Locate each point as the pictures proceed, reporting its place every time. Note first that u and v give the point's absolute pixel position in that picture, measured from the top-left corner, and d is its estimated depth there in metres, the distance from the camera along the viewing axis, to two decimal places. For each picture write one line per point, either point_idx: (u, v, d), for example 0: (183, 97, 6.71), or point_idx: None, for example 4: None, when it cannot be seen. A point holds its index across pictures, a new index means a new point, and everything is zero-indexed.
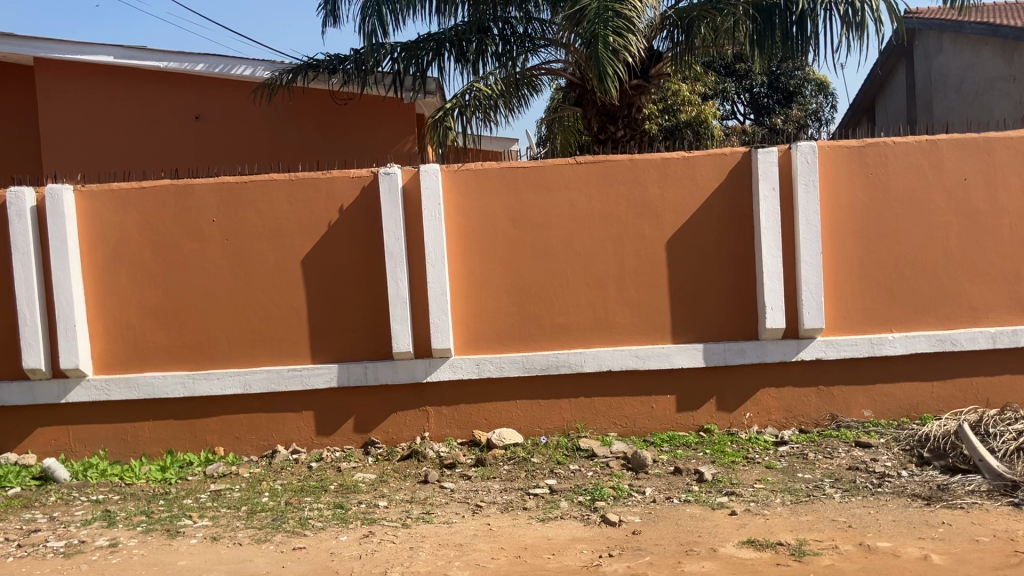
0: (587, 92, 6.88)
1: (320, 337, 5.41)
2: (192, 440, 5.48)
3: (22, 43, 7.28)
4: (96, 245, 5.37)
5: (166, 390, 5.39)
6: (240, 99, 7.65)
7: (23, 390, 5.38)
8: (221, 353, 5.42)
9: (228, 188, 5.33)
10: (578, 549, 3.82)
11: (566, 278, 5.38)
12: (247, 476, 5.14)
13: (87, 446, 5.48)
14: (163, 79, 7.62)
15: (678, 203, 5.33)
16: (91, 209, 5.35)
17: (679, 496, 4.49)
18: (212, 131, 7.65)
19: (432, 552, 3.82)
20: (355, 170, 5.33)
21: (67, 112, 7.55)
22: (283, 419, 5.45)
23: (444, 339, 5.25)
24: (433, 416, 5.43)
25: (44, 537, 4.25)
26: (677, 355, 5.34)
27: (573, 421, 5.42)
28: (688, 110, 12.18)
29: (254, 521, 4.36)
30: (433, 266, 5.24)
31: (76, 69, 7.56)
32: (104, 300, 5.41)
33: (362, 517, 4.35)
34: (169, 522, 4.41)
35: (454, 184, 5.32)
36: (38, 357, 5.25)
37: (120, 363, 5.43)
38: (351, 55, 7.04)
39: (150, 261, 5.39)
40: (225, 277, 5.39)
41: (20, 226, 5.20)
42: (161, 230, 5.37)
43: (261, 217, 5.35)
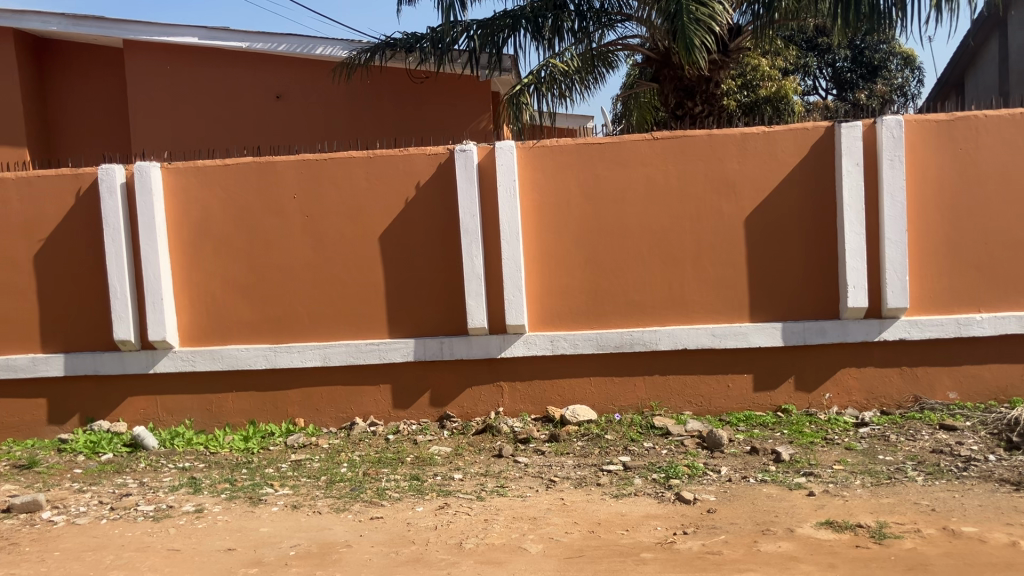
0: (666, 67, 6.78)
1: (397, 312, 5.48)
2: (274, 412, 5.61)
3: (111, 25, 7.62)
4: (183, 220, 5.53)
5: (248, 362, 5.54)
6: (320, 78, 7.75)
7: (114, 360, 5.59)
8: (302, 327, 5.54)
9: (309, 166, 5.43)
10: (652, 526, 3.81)
11: (642, 253, 5.34)
12: (327, 447, 5.25)
13: (174, 415, 5.66)
14: (245, 59, 7.77)
15: (758, 179, 5.24)
16: (178, 185, 5.51)
17: (756, 476, 4.44)
18: (292, 111, 7.78)
19: (506, 524, 3.86)
20: (432, 146, 5.35)
21: (154, 92, 7.80)
22: (361, 392, 5.54)
23: (518, 316, 5.26)
24: (508, 391, 5.46)
25: (135, 501, 4.42)
26: (754, 334, 5.27)
27: (647, 399, 5.39)
28: (768, 85, 11.91)
29: (334, 490, 4.47)
30: (508, 243, 5.25)
31: (163, 50, 7.80)
32: (190, 275, 5.57)
33: (438, 489, 4.42)
34: (252, 490, 4.54)
35: (529, 160, 5.32)
36: (128, 329, 5.45)
37: (205, 335, 5.60)
38: (427, 33, 7.00)
39: (234, 236, 5.52)
40: (306, 252, 5.50)
41: (111, 201, 5.39)
42: (244, 207, 5.50)
43: (341, 193, 5.43)
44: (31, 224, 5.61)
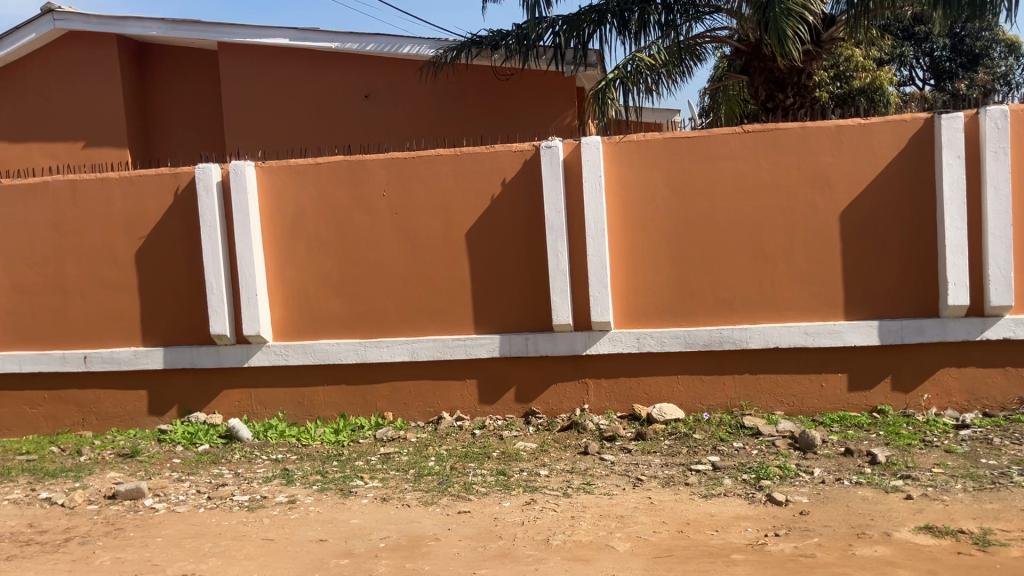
0: (755, 59, 6.65)
1: (483, 308, 5.51)
2: (363, 405, 5.71)
3: (207, 28, 7.85)
4: (276, 217, 5.66)
5: (339, 356, 5.65)
6: (407, 76, 7.83)
7: (211, 353, 5.77)
8: (390, 322, 5.62)
9: (397, 164, 5.49)
10: (742, 526, 3.74)
11: (731, 249, 5.25)
12: (415, 441, 5.31)
13: (268, 407, 5.81)
14: (334, 59, 7.91)
15: (852, 173, 5.09)
16: (272, 183, 5.64)
17: (850, 478, 4.32)
18: (380, 110, 7.90)
19: (593, 522, 3.84)
20: (518, 143, 5.35)
21: (247, 93, 8.03)
22: (448, 388, 5.59)
23: (604, 313, 5.23)
24: (594, 389, 5.44)
25: (231, 491, 4.55)
26: (849, 332, 5.13)
27: (737, 398, 5.30)
28: (862, 75, 11.57)
29: (422, 484, 4.52)
30: (594, 239, 5.22)
31: (256, 52, 8.00)
32: (283, 271, 5.70)
33: (524, 484, 4.43)
34: (342, 482, 4.63)
35: (616, 155, 5.28)
36: (224, 323, 5.62)
37: (297, 330, 5.72)
38: (513, 30, 7.05)
39: (324, 233, 5.63)
40: (394, 249, 5.57)
41: (207, 200, 5.56)
42: (335, 204, 5.60)
43: (429, 190, 5.48)
44: (133, 222, 5.82)
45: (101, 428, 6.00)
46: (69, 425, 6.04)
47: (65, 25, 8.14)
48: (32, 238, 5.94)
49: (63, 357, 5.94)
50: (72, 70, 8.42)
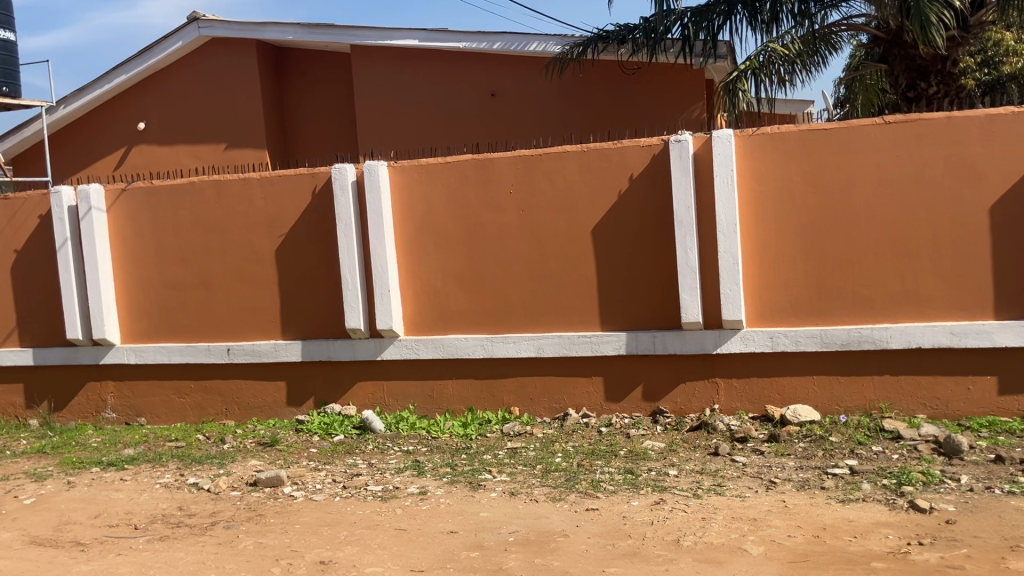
0: (896, 46, 6.36)
1: (610, 304, 5.48)
2: (491, 400, 5.76)
3: (341, 32, 8.09)
4: (407, 215, 5.79)
5: (467, 351, 5.73)
6: (533, 73, 7.86)
7: (345, 347, 5.95)
8: (518, 318, 5.66)
9: (524, 160, 5.52)
10: (883, 534, 3.59)
11: (871, 246, 5.04)
12: (542, 436, 5.34)
13: (399, 400, 5.94)
14: (463, 58, 8.02)
15: (1005, 164, 4.80)
16: (403, 181, 5.77)
17: (1001, 487, 4.09)
18: (507, 107, 7.96)
19: (725, 524, 3.77)
20: (646, 138, 5.29)
21: (379, 93, 8.23)
22: (575, 384, 5.58)
23: (735, 310, 5.12)
24: (724, 388, 5.33)
25: (365, 481, 4.69)
26: (1000, 332, 4.85)
27: (876, 400, 5.09)
28: (1013, 60, 10.93)
29: (550, 479, 4.53)
30: (725, 235, 5.12)
31: (387, 53, 8.19)
32: (414, 267, 5.83)
33: (653, 484, 4.38)
34: (471, 475, 4.69)
35: (749, 149, 5.15)
36: (357, 317, 5.80)
37: (427, 325, 5.84)
38: (641, 24, 6.96)
39: (454, 230, 5.72)
40: (522, 245, 5.60)
41: (342, 198, 5.74)
42: (464, 202, 5.68)
43: (556, 186, 5.48)
44: (272, 220, 6.06)
45: (243, 417, 6.28)
46: (214, 414, 6.35)
47: (210, 33, 8.56)
48: (180, 235, 6.27)
49: (209, 349, 6.26)
50: (216, 76, 8.85)
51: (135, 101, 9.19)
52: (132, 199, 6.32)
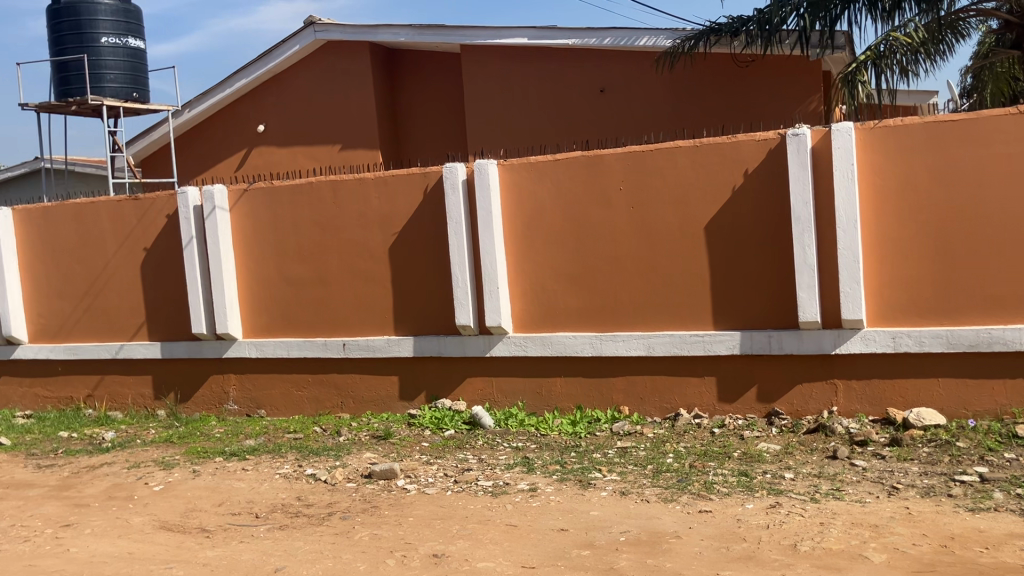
0: None
1: (723, 303, 5.37)
2: (600, 399, 5.73)
3: (452, 32, 8.19)
4: (517, 212, 5.81)
5: (577, 349, 5.71)
6: (644, 69, 7.78)
7: (456, 343, 6.02)
8: (628, 317, 5.61)
9: (635, 157, 5.46)
10: (1018, 546, 3.41)
11: (1003, 242, 4.78)
12: (652, 436, 5.28)
13: (508, 397, 5.97)
14: (572, 55, 8.00)
15: None
16: (513, 179, 5.79)
17: None
18: (616, 104, 7.90)
19: (845, 530, 3.64)
20: (761, 132, 5.16)
21: (489, 92, 8.30)
22: (686, 383, 5.50)
23: (854, 310, 4.95)
24: (843, 390, 5.15)
25: (476, 476, 4.73)
26: None
27: (1008, 405, 4.83)
28: None
29: (661, 480, 4.47)
30: (844, 232, 4.95)
31: (497, 52, 8.24)
32: (523, 265, 5.85)
33: (768, 487, 4.27)
34: (581, 474, 4.68)
35: (870, 142, 4.96)
36: (468, 314, 5.87)
37: (537, 323, 5.85)
38: (755, 15, 6.80)
39: (563, 228, 5.71)
40: (632, 243, 5.55)
41: (454, 196, 5.81)
42: (574, 199, 5.66)
43: (668, 183, 5.40)
44: (385, 218, 6.18)
45: (357, 411, 6.43)
46: (329, 407, 6.52)
47: (325, 36, 8.79)
48: (298, 234, 6.46)
49: (325, 344, 6.43)
50: (332, 78, 9.08)
51: (255, 104, 9.53)
52: (254, 199, 6.55)
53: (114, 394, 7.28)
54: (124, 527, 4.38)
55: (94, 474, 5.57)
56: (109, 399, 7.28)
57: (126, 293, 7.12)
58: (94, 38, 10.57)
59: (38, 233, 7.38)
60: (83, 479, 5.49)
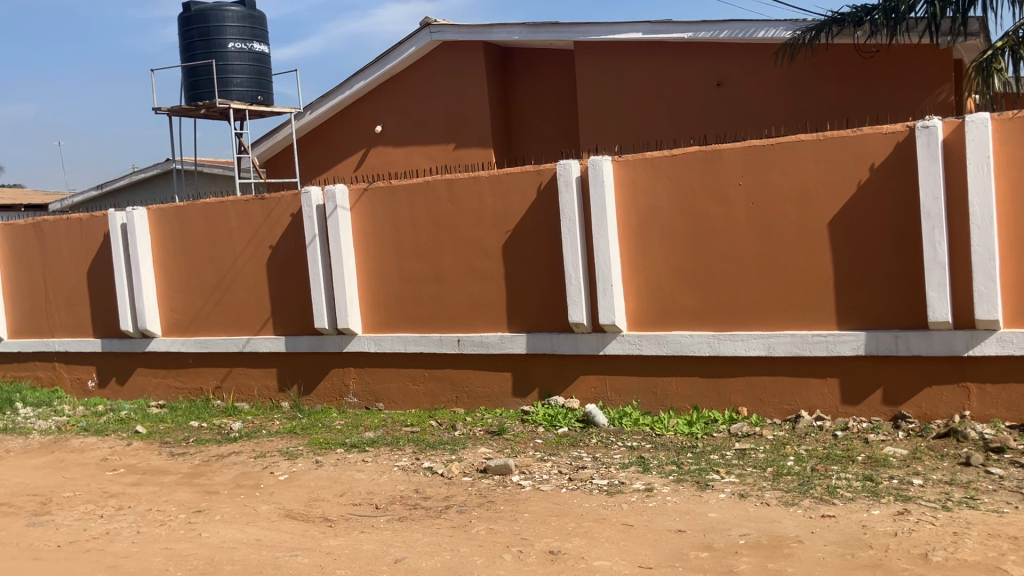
0: None
1: (847, 302, 5.20)
2: (717, 399, 5.63)
3: (566, 29, 8.18)
4: (633, 210, 5.76)
5: (693, 348, 5.63)
6: (762, 61, 7.60)
7: (570, 341, 6.01)
8: (746, 316, 5.49)
9: (754, 152, 5.34)
10: None
11: None
12: (772, 438, 5.15)
13: (622, 396, 5.92)
14: (688, 49, 7.88)
15: None
16: (628, 176, 5.75)
17: None
18: (733, 98, 7.74)
19: (981, 541, 3.47)
20: (889, 125, 4.96)
21: (603, 89, 8.26)
22: (807, 385, 5.34)
23: (990, 310, 4.71)
24: (976, 394, 4.90)
25: (591, 474, 4.72)
26: None
27: None
28: None
29: (781, 483, 4.36)
30: (979, 228, 4.71)
31: (611, 48, 8.19)
32: (638, 263, 5.80)
33: (896, 493, 4.11)
34: (698, 475, 4.60)
35: (1008, 134, 4.70)
36: (582, 312, 5.86)
37: (652, 321, 5.80)
38: (879, 3, 6.52)
39: (679, 225, 5.64)
40: (751, 240, 5.43)
41: (568, 194, 5.81)
42: (690, 196, 5.58)
43: (789, 179, 5.26)
44: (500, 216, 6.23)
45: (472, 407, 6.50)
46: (445, 402, 6.61)
47: (441, 37, 8.92)
48: (415, 232, 6.59)
49: (440, 340, 6.53)
50: (447, 78, 9.20)
51: (373, 105, 9.75)
52: (372, 197, 6.71)
53: (240, 386, 7.57)
54: (252, 514, 4.56)
55: (223, 463, 5.81)
56: (236, 391, 7.58)
57: (252, 290, 7.40)
58: (222, 44, 11.02)
59: (172, 232, 7.74)
60: (213, 467, 5.74)
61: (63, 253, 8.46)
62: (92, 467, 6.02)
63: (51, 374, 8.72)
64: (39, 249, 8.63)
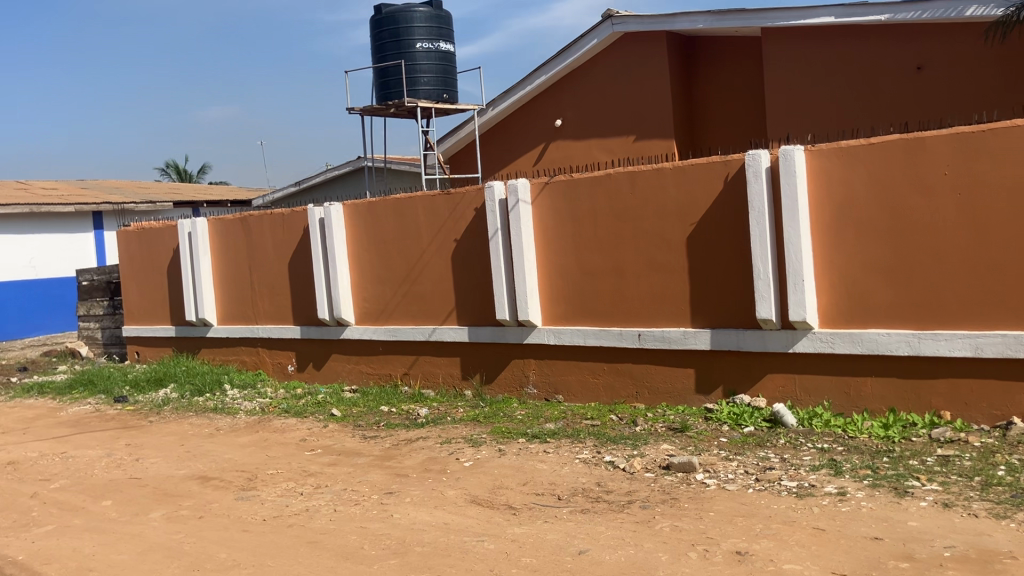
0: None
1: None
2: (917, 402, 5.30)
3: (752, 16, 7.92)
4: (826, 201, 5.53)
5: (891, 347, 5.33)
6: (970, 41, 7.09)
7: (757, 338, 5.84)
8: (951, 314, 5.14)
9: (963, 139, 4.99)
10: None
11: None
12: (979, 445, 4.80)
13: (813, 396, 5.69)
14: (885, 32, 7.45)
15: None
16: (822, 166, 5.51)
17: None
18: (937, 82, 7.28)
19: None
20: None
21: (792, 76, 7.95)
22: (1021, 390, 4.94)
23: None
24: None
25: (779, 475, 4.57)
26: None
27: None
28: None
29: (991, 494, 4.06)
30: None
31: (801, 33, 7.87)
32: (832, 256, 5.55)
33: None
34: (896, 481, 4.36)
35: None
36: (769, 308, 5.67)
37: (846, 318, 5.53)
38: None
39: (877, 217, 5.35)
40: (958, 232, 5.08)
41: (756, 185, 5.63)
42: (890, 186, 5.29)
43: (1002, 166, 4.88)
44: (684, 209, 6.12)
45: (653, 402, 6.44)
46: (625, 396, 6.58)
47: (623, 28, 8.85)
48: (598, 225, 6.59)
49: (622, 334, 6.51)
50: (628, 70, 9.13)
51: (555, 99, 9.82)
52: (556, 191, 6.77)
53: (426, 373, 7.83)
54: (440, 498, 4.71)
55: (412, 447, 6.04)
56: (422, 378, 7.84)
57: (439, 281, 7.63)
58: (410, 44, 11.42)
59: (365, 225, 8.11)
60: (402, 451, 5.98)
61: (267, 245, 9.03)
62: (293, 447, 6.41)
63: (255, 358, 9.33)
64: (246, 241, 9.25)
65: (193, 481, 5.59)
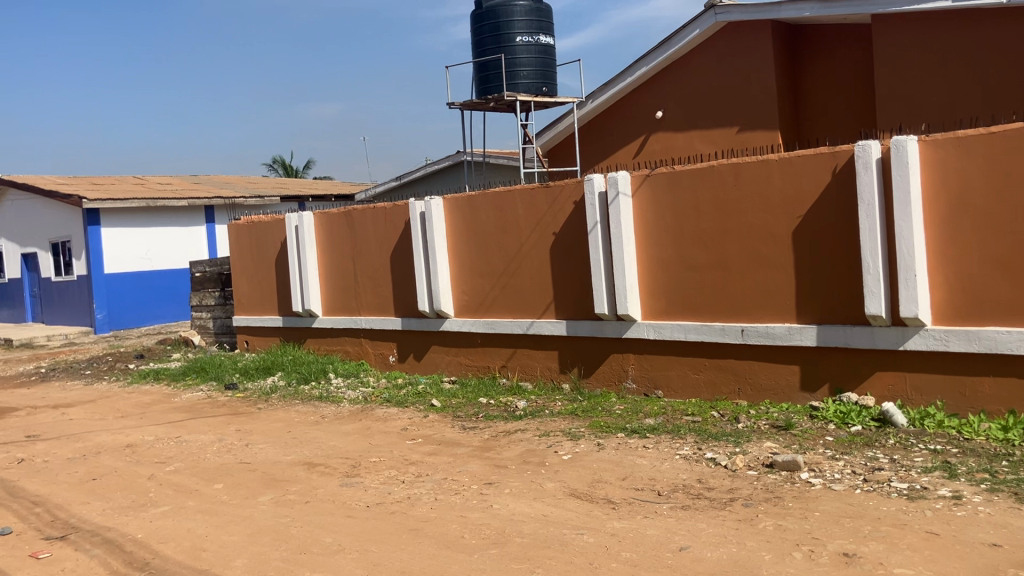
0: None
1: None
2: None
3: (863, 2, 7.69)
4: (941, 193, 5.31)
5: (1010, 346, 5.08)
6: None
7: (866, 334, 5.66)
8: None
9: None
10: None
11: None
12: None
13: (925, 395, 5.48)
14: (1007, 15, 7.07)
15: None
16: (936, 156, 5.30)
17: None
18: None
19: None
20: None
21: (905, 63, 7.65)
22: None
23: None
24: None
25: (889, 476, 4.42)
26: None
27: None
28: None
29: None
30: None
31: (915, 18, 7.58)
32: (946, 249, 5.33)
33: None
34: (1016, 486, 4.16)
35: None
36: (879, 304, 5.47)
37: (961, 314, 5.30)
38: None
39: (997, 208, 5.12)
40: None
41: (866, 176, 5.45)
42: (1010, 176, 5.04)
43: None
44: (790, 201, 5.98)
45: (756, 399, 6.31)
46: (726, 393, 6.47)
47: (726, 17, 8.69)
48: (699, 218, 6.50)
49: (723, 330, 6.40)
50: (732, 60, 8.96)
51: (657, 91, 9.72)
52: (656, 183, 6.71)
53: (524, 366, 7.86)
54: (539, 490, 4.73)
55: (511, 439, 6.07)
56: (520, 370, 7.88)
57: (538, 274, 7.65)
58: (510, 38, 11.42)
59: (466, 218, 8.19)
60: (501, 442, 6.02)
61: (371, 238, 9.21)
62: (395, 435, 6.53)
63: (358, 348, 9.54)
64: (350, 234, 9.47)
65: (300, 466, 5.75)
